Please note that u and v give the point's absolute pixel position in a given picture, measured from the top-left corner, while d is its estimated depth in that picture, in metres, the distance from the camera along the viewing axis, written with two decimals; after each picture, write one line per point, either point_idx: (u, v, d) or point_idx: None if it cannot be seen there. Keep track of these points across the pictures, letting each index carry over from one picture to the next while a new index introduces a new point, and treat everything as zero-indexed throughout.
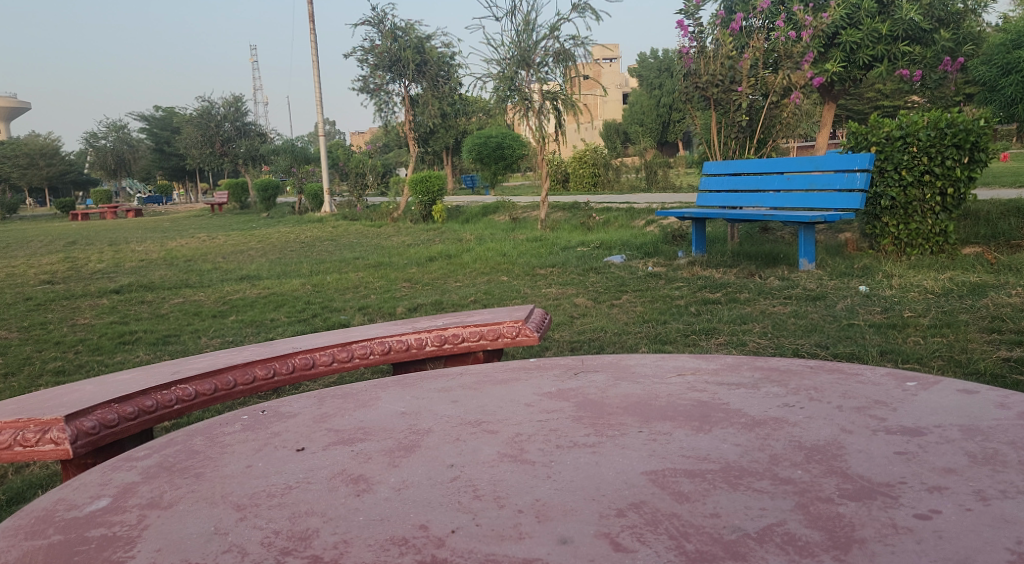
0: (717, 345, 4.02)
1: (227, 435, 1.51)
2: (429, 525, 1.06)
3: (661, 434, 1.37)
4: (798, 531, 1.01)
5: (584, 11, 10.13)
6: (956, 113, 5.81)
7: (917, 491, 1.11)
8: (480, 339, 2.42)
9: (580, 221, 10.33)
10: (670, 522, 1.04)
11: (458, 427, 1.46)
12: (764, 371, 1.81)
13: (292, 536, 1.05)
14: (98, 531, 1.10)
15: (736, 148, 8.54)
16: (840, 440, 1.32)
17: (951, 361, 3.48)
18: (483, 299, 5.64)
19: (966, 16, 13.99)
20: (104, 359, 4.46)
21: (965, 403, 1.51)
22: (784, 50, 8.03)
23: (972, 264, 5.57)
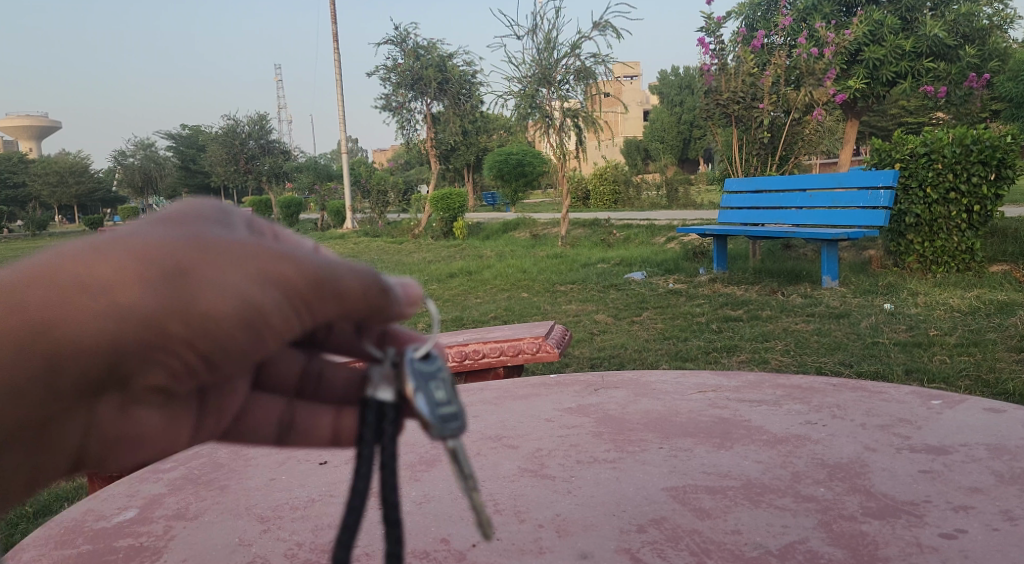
0: (739, 363, 4.01)
1: (251, 449, 1.52)
2: (450, 539, 1.07)
3: (681, 451, 1.37)
4: (821, 548, 1.00)
5: (606, 28, 10.16)
6: (981, 130, 5.78)
7: (942, 510, 1.10)
8: (501, 355, 2.47)
9: (600, 238, 10.32)
10: (692, 538, 1.04)
11: (479, 442, 1.47)
12: (786, 388, 1.79)
13: (315, 549, 1.06)
14: (126, 541, 1.13)
15: (757, 165, 8.52)
16: (863, 458, 1.31)
17: (979, 381, 3.42)
18: (502, 316, 5.66)
19: (992, 32, 13.64)
20: None
21: (991, 422, 1.49)
22: (806, 68, 7.93)
23: (1000, 282, 5.48)
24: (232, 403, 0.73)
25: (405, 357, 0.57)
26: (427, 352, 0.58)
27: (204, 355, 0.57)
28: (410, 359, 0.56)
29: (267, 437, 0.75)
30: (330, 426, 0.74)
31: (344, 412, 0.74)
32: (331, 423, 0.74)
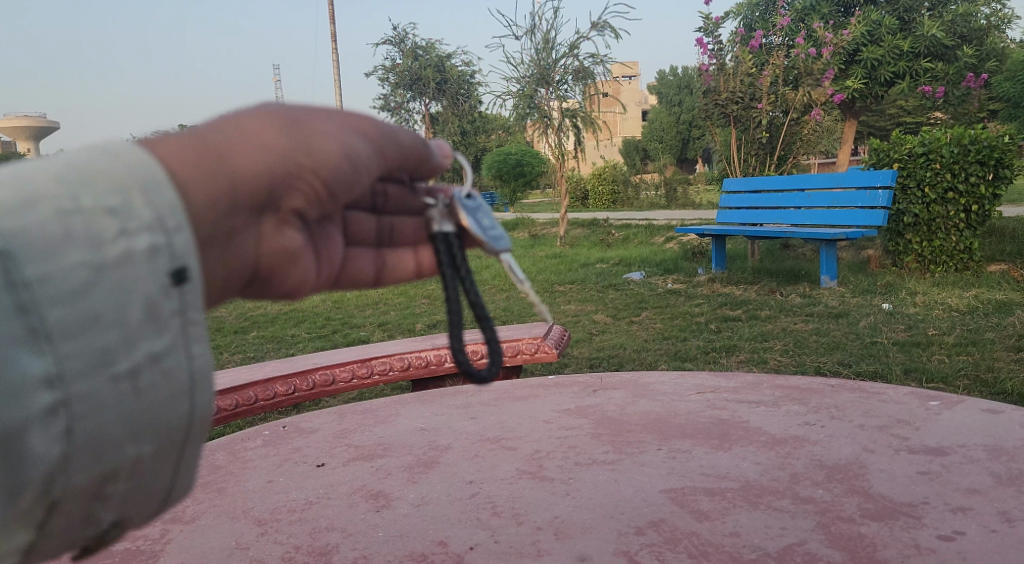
0: (738, 362, 4.01)
1: (249, 451, 1.52)
2: (448, 542, 1.07)
3: (680, 452, 1.37)
4: (820, 550, 1.00)
5: (604, 28, 10.18)
6: (979, 130, 5.80)
7: (940, 511, 1.10)
8: (502, 356, 2.69)
9: (598, 238, 10.31)
10: (690, 541, 1.04)
11: (477, 443, 1.47)
12: (785, 389, 1.79)
13: (313, 552, 1.06)
14: (123, 545, 1.13)
15: (756, 165, 8.51)
16: (861, 459, 1.31)
17: (977, 381, 3.42)
18: (501, 316, 5.67)
19: (990, 32, 13.64)
20: None
21: (989, 422, 1.49)
22: (805, 68, 7.97)
23: (998, 282, 5.47)
24: (336, 250, 0.77)
25: (454, 196, 0.73)
26: (470, 192, 0.74)
27: (327, 179, 0.62)
28: (460, 195, 0.73)
29: (363, 281, 0.82)
30: (412, 261, 0.84)
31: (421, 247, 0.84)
32: (413, 259, 0.84)
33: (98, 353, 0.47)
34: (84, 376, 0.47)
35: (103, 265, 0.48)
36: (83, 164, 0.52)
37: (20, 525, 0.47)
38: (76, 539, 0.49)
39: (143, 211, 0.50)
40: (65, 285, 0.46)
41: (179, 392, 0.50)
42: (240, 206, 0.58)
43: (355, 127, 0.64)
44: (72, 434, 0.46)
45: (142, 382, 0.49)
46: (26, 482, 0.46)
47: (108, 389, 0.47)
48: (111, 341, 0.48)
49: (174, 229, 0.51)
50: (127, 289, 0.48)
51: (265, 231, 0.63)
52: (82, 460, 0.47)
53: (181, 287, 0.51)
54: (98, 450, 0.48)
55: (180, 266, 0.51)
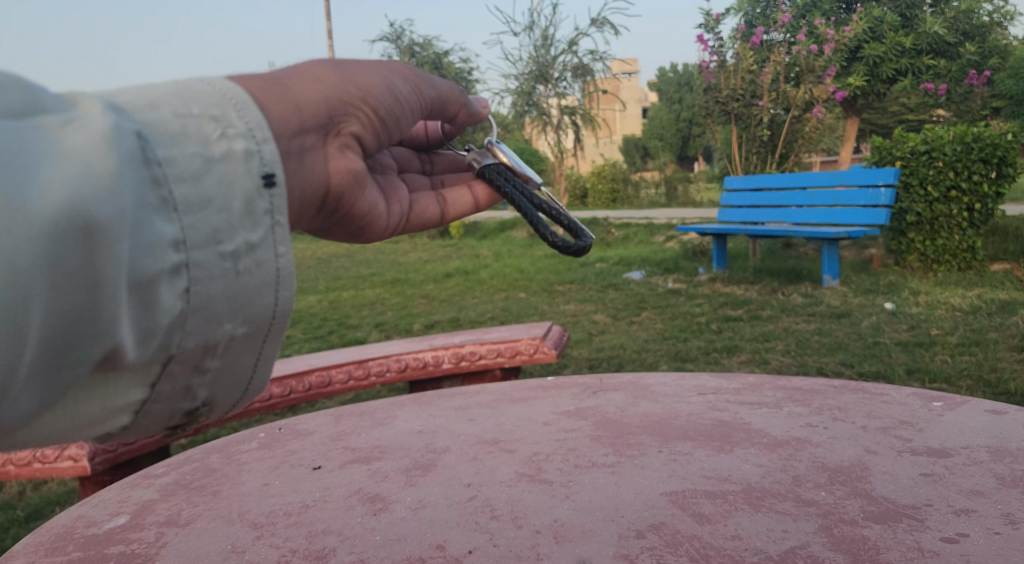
0: (739, 363, 4.00)
1: (245, 453, 1.51)
2: (446, 545, 1.06)
3: (681, 455, 1.36)
4: (821, 554, 0.99)
5: (604, 26, 10.17)
6: (982, 127, 5.84)
7: (944, 514, 1.08)
8: (498, 356, 2.74)
9: (599, 237, 10.27)
10: (691, 544, 1.02)
11: (476, 446, 1.45)
12: (787, 390, 1.78)
13: (309, 555, 1.05)
14: (117, 548, 1.12)
15: (757, 163, 8.48)
16: (864, 461, 1.30)
17: (981, 381, 3.40)
18: (500, 316, 5.65)
19: (992, 30, 13.61)
20: None
21: (992, 424, 1.48)
22: (806, 65, 8.01)
23: (1001, 281, 5.44)
24: (403, 194, 0.98)
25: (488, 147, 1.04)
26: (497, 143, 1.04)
27: (375, 106, 0.78)
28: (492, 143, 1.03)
29: (431, 219, 0.99)
30: (469, 197, 1.02)
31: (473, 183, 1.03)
32: (471, 197, 1.02)
33: (209, 232, 0.58)
34: (200, 248, 0.57)
35: (211, 158, 0.59)
36: (190, 84, 0.63)
37: (134, 382, 0.58)
38: (174, 409, 0.61)
39: (238, 122, 0.62)
40: (184, 173, 0.58)
41: (266, 284, 0.61)
42: (310, 128, 0.71)
43: (393, 71, 0.81)
44: (187, 300, 0.57)
45: (243, 265, 0.59)
46: (147, 335, 0.56)
47: (216, 266, 0.58)
48: (219, 224, 0.58)
49: (263, 140, 0.62)
50: (229, 181, 0.59)
51: (332, 153, 0.74)
52: (190, 325, 0.58)
53: (271, 189, 0.62)
54: (204, 320, 0.58)
55: (268, 172, 0.62)
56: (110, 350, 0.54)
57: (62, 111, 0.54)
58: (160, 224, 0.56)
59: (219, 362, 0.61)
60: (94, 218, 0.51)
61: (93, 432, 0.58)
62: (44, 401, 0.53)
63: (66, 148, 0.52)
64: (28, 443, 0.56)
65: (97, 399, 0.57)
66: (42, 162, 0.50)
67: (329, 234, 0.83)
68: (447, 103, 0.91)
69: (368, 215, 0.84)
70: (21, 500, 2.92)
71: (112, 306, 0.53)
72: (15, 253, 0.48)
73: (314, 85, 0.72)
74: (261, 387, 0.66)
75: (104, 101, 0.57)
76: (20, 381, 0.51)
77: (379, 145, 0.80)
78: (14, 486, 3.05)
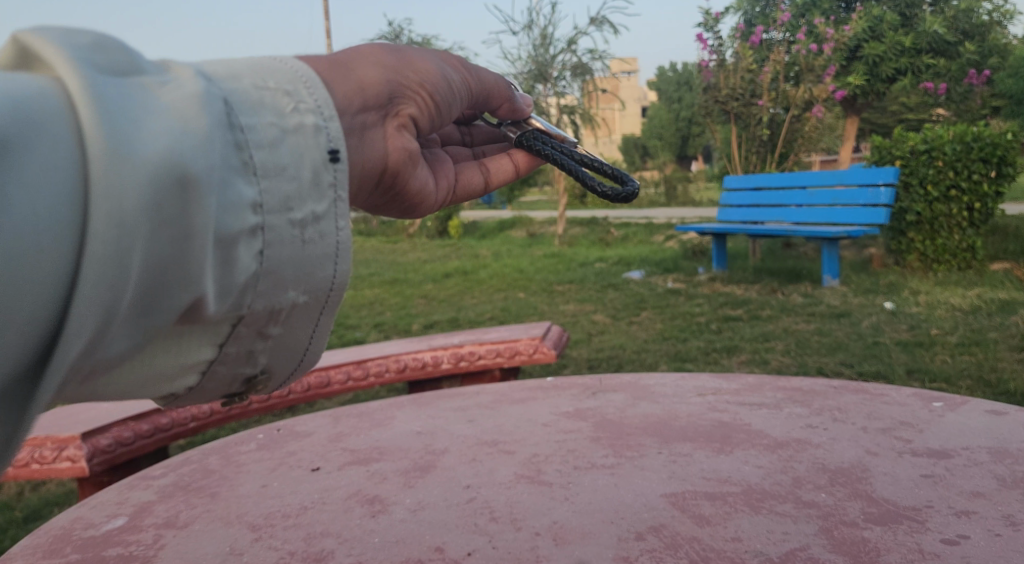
0: (739, 363, 3.99)
1: (243, 455, 1.51)
2: (445, 547, 1.05)
3: (681, 456, 1.36)
4: (821, 556, 0.98)
5: (603, 25, 10.16)
6: (982, 127, 5.86)
7: (944, 516, 1.08)
8: (497, 357, 2.74)
9: (598, 237, 10.26)
10: (690, 546, 1.02)
11: (475, 447, 1.45)
12: (787, 391, 1.77)
13: (307, 558, 1.04)
14: (115, 550, 1.12)
15: (757, 163, 8.47)
16: (864, 463, 1.29)
17: (981, 381, 3.40)
18: (499, 316, 5.65)
19: (994, 29, 13.51)
20: None
21: (993, 425, 1.47)
22: (806, 64, 7.99)
23: (1001, 281, 5.43)
24: (448, 168, 1.03)
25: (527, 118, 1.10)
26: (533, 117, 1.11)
27: (428, 88, 0.86)
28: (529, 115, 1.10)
29: (475, 187, 1.05)
30: (509, 165, 1.09)
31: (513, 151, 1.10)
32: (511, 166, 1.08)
33: (282, 199, 0.64)
34: (274, 213, 0.63)
35: (285, 129, 0.66)
36: (266, 62, 0.71)
37: (205, 341, 0.66)
38: (236, 370, 0.70)
39: (308, 99, 0.69)
40: (261, 140, 0.64)
41: (327, 256, 0.68)
42: (371, 107, 0.79)
43: (447, 61, 0.90)
44: (261, 260, 0.63)
45: (309, 235, 0.66)
46: (225, 292, 0.62)
47: (287, 233, 0.64)
48: (291, 191, 0.65)
49: (329, 117, 0.70)
50: (301, 152, 0.66)
51: (389, 133, 0.81)
52: (261, 287, 0.64)
53: (336, 163, 0.69)
54: (273, 283, 0.65)
55: (333, 148, 0.69)
56: (194, 300, 0.60)
57: (162, 77, 0.61)
58: (241, 187, 0.62)
59: (279, 328, 0.69)
60: (188, 171, 0.57)
61: (164, 389, 0.66)
62: (133, 343, 0.59)
63: (165, 105, 0.58)
64: (110, 394, 0.63)
65: (172, 354, 0.64)
66: (145, 116, 0.56)
67: (381, 209, 0.89)
68: (493, 94, 1.01)
69: (419, 193, 0.90)
70: (20, 500, 2.91)
71: (199, 258, 0.58)
72: (124, 197, 0.53)
73: (376, 67, 0.81)
74: (313, 360, 0.76)
75: (196, 70, 0.64)
76: (116, 321, 0.55)
77: (431, 129, 0.88)
78: (13, 486, 3.05)
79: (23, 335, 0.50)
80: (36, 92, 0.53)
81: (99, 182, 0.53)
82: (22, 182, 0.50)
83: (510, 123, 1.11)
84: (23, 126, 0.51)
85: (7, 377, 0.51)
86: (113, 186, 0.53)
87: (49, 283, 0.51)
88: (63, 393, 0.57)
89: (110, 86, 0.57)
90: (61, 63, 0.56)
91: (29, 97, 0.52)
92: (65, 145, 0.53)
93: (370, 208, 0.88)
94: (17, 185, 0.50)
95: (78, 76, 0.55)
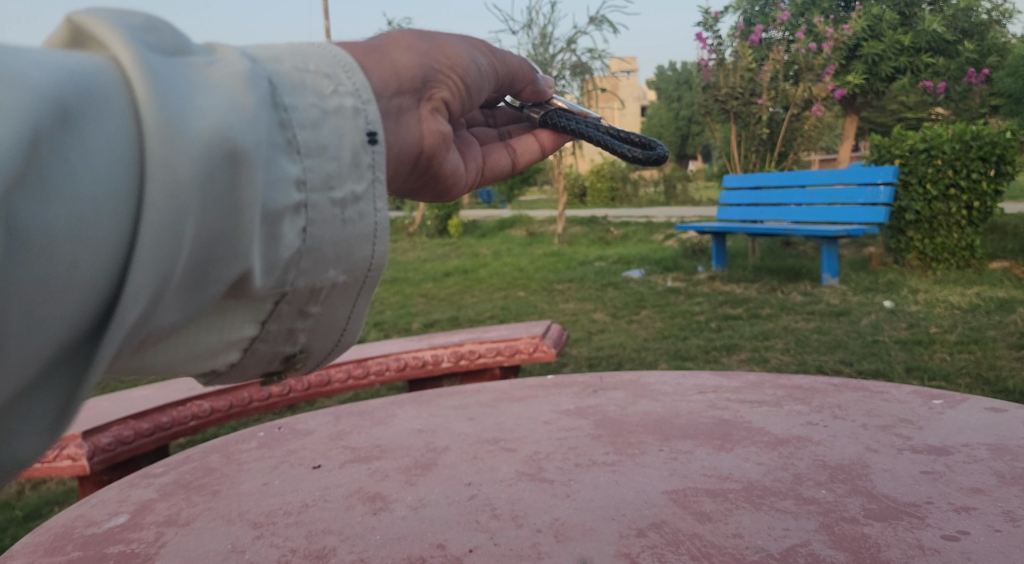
0: (739, 362, 4.00)
1: (244, 453, 1.51)
2: (447, 544, 1.06)
3: (681, 453, 1.36)
4: (822, 552, 0.99)
5: (602, 24, 10.17)
6: (980, 125, 5.85)
7: (944, 512, 1.08)
8: (497, 356, 2.74)
9: (597, 236, 10.28)
10: (692, 542, 1.02)
11: (476, 445, 1.45)
12: (787, 389, 1.78)
13: (309, 555, 1.04)
14: (117, 548, 1.12)
15: (756, 161, 8.48)
16: (864, 459, 1.30)
17: (980, 379, 3.41)
18: (499, 315, 5.66)
19: (992, 27, 13.44)
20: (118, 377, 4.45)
21: (992, 422, 1.48)
22: (805, 63, 7.99)
23: (1000, 279, 5.43)
24: (475, 151, 1.04)
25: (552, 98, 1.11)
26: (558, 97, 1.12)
27: (458, 72, 0.86)
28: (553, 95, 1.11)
29: (504, 169, 1.06)
30: (534, 143, 1.11)
31: (538, 130, 1.12)
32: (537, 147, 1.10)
33: (324, 178, 0.66)
34: (316, 191, 0.65)
35: (326, 110, 0.67)
36: (305, 47, 0.73)
37: (249, 318, 0.67)
38: (276, 349, 0.71)
39: (347, 82, 0.70)
40: (304, 120, 0.65)
41: (365, 237, 0.69)
42: (405, 91, 0.79)
43: (475, 45, 0.90)
44: (303, 238, 0.65)
45: (349, 215, 0.67)
46: (271, 267, 0.63)
47: (328, 212, 0.66)
48: (332, 171, 0.66)
49: (367, 100, 0.71)
50: (341, 132, 0.68)
51: (424, 117, 0.81)
52: (303, 265, 0.66)
53: (374, 146, 0.70)
54: (315, 262, 0.67)
55: (371, 131, 0.70)
56: (242, 273, 0.61)
57: (210, 58, 0.63)
58: (285, 164, 0.63)
59: (319, 308, 0.70)
60: (238, 143, 0.58)
61: (206, 365, 0.67)
62: (184, 316, 0.59)
63: (213, 81, 0.60)
64: (157, 368, 0.63)
65: (216, 329, 0.65)
66: (196, 91, 0.58)
67: (414, 194, 0.89)
68: (516, 80, 1.01)
69: (452, 177, 0.90)
70: (20, 499, 2.91)
71: (247, 230, 0.59)
72: (179, 166, 0.54)
73: (407, 52, 0.82)
74: (349, 341, 0.76)
75: (241, 52, 0.66)
76: (171, 291, 0.56)
77: (462, 114, 0.88)
78: (12, 485, 3.05)
79: (85, 298, 0.50)
80: (93, 65, 0.54)
81: (155, 152, 0.54)
82: (83, 148, 0.51)
83: (533, 104, 1.12)
84: (84, 95, 0.52)
85: (68, 343, 0.52)
86: (170, 157, 0.54)
87: (110, 247, 0.51)
88: (117, 363, 0.57)
89: (163, 63, 0.58)
90: (115, 40, 0.57)
91: (88, 70, 0.54)
92: (121, 116, 0.54)
93: (403, 193, 0.88)
94: (77, 153, 0.51)
95: (132, 51, 0.57)
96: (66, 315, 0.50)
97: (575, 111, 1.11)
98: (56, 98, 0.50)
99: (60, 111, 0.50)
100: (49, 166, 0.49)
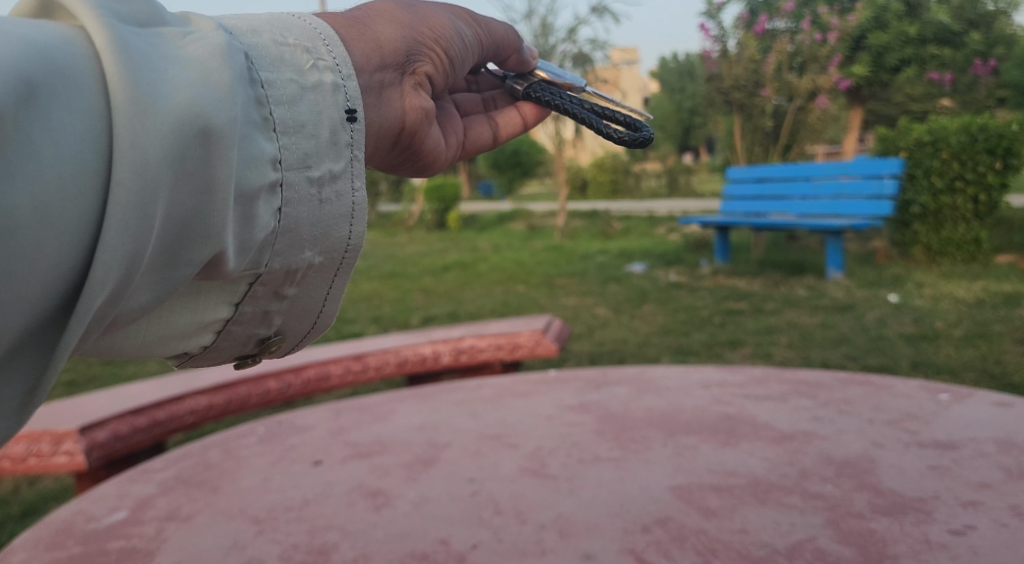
0: (742, 357, 3.98)
1: (244, 448, 1.50)
2: (449, 540, 1.05)
3: (686, 449, 1.34)
4: (830, 547, 0.98)
5: (604, 13, 10.01)
6: (987, 117, 5.78)
7: (951, 507, 1.07)
8: (498, 351, 2.74)
9: (599, 229, 10.25)
10: (697, 538, 1.01)
11: (478, 441, 1.44)
12: (792, 384, 1.76)
13: (311, 551, 1.04)
14: (118, 543, 1.11)
15: (760, 154, 8.58)
16: (871, 455, 1.28)
17: (984, 375, 3.39)
18: (499, 310, 5.64)
19: (998, 18, 12.16)
20: (116, 369, 4.44)
21: (999, 416, 1.46)
22: (810, 54, 7.92)
23: (1006, 274, 5.40)
24: (456, 122, 1.07)
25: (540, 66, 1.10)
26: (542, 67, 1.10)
27: (440, 42, 0.89)
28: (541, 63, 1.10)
29: (485, 143, 1.08)
30: (518, 116, 1.10)
31: (520, 104, 1.10)
32: (519, 117, 1.10)
33: (301, 156, 0.69)
34: (291, 169, 0.68)
35: (304, 86, 0.70)
36: (285, 19, 0.76)
37: (222, 299, 0.70)
38: (251, 332, 0.74)
39: (327, 57, 0.74)
40: (281, 96, 0.68)
41: (343, 216, 0.73)
42: (389, 65, 0.82)
43: (459, 15, 0.93)
44: (279, 219, 0.68)
45: (326, 194, 0.71)
46: (244, 249, 0.65)
47: (305, 190, 0.69)
48: (309, 150, 0.69)
49: (347, 76, 0.74)
50: (319, 109, 0.70)
51: (406, 92, 0.84)
52: (278, 245, 0.69)
53: (352, 123, 0.73)
54: (291, 243, 0.70)
55: (351, 107, 0.73)
56: (216, 254, 0.63)
57: (186, 30, 0.65)
58: (261, 142, 0.66)
59: (295, 290, 0.74)
60: (211, 122, 0.60)
61: (180, 347, 0.70)
62: (156, 298, 0.62)
63: (187, 55, 0.62)
64: (128, 350, 0.66)
65: (189, 311, 0.69)
66: (169, 66, 0.60)
67: (394, 168, 0.93)
68: (501, 47, 1.04)
69: (432, 151, 0.93)
70: (18, 495, 2.91)
71: (221, 211, 0.61)
72: (147, 146, 0.56)
73: (392, 23, 0.85)
74: (327, 323, 0.80)
75: (219, 25, 0.68)
76: (142, 272, 0.59)
77: (445, 86, 0.92)
78: (10, 481, 3.05)
79: (50, 281, 0.53)
80: (67, 42, 0.57)
81: (124, 127, 0.56)
82: (48, 127, 0.53)
83: (516, 75, 1.10)
84: (51, 74, 0.54)
85: (32, 324, 0.55)
86: (137, 136, 0.56)
87: (75, 229, 0.54)
88: (88, 343, 0.60)
89: (137, 36, 0.61)
90: (85, 13, 0.60)
91: (57, 45, 0.56)
92: (89, 94, 0.56)
93: (385, 165, 0.91)
94: (46, 131, 0.53)
95: (103, 26, 0.59)
96: (35, 293, 0.53)
97: (559, 83, 1.07)
98: (22, 74, 0.52)
99: (26, 88, 0.52)
100: (15, 146, 0.51)
